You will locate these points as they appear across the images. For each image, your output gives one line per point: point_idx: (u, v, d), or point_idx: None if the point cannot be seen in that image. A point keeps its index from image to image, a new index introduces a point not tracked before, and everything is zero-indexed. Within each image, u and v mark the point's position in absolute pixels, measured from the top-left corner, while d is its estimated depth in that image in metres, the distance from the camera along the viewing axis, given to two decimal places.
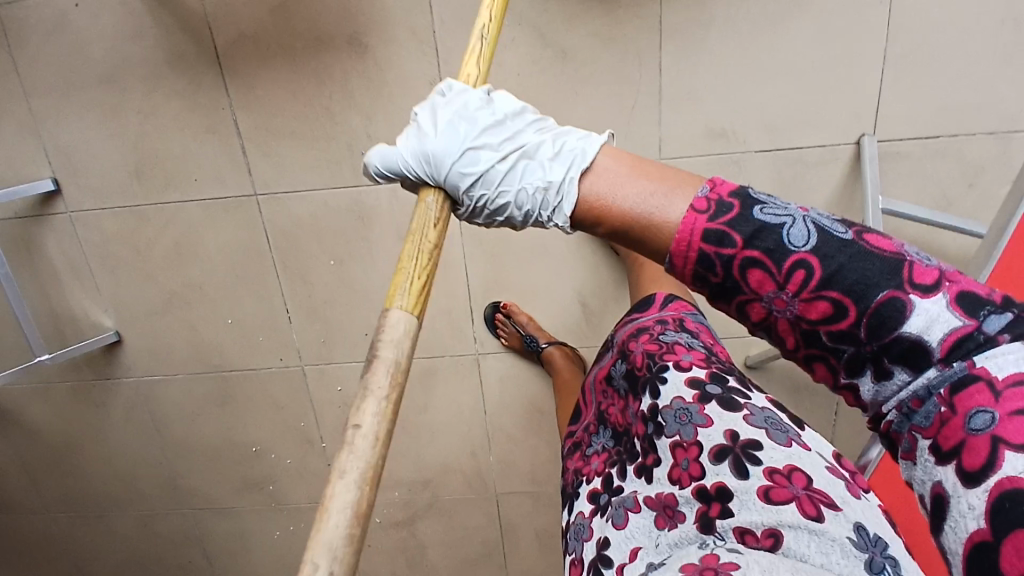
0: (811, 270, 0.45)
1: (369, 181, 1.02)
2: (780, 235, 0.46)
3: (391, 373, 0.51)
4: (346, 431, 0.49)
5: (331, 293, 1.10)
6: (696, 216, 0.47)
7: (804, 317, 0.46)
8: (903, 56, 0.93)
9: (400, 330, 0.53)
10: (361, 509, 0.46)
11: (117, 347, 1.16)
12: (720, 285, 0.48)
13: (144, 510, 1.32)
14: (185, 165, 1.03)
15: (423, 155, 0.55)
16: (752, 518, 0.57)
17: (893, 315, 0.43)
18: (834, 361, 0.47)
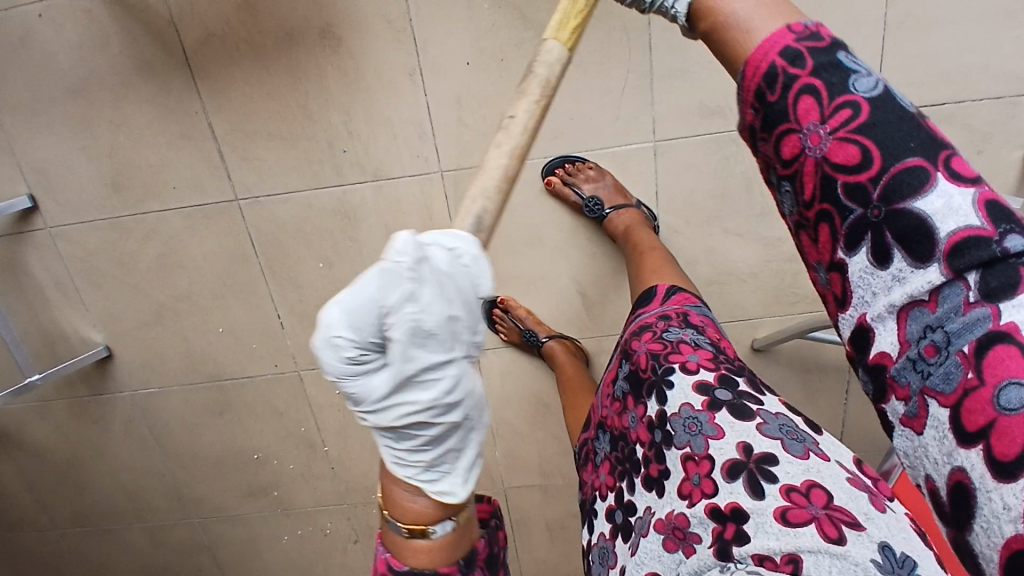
0: (859, 111, 0.41)
1: (353, 180, 0.99)
2: (849, 75, 0.42)
3: (544, 85, 0.54)
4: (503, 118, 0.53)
5: (322, 297, 1.08)
6: (785, 33, 0.43)
7: (828, 160, 0.42)
8: (906, 19, 0.88)
9: (554, 56, 0.54)
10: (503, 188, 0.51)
11: (110, 362, 1.14)
12: (771, 106, 0.44)
13: (152, 521, 1.31)
14: (162, 173, 0.99)
15: None
16: (769, 544, 0.53)
17: (912, 186, 0.39)
18: (839, 223, 0.43)
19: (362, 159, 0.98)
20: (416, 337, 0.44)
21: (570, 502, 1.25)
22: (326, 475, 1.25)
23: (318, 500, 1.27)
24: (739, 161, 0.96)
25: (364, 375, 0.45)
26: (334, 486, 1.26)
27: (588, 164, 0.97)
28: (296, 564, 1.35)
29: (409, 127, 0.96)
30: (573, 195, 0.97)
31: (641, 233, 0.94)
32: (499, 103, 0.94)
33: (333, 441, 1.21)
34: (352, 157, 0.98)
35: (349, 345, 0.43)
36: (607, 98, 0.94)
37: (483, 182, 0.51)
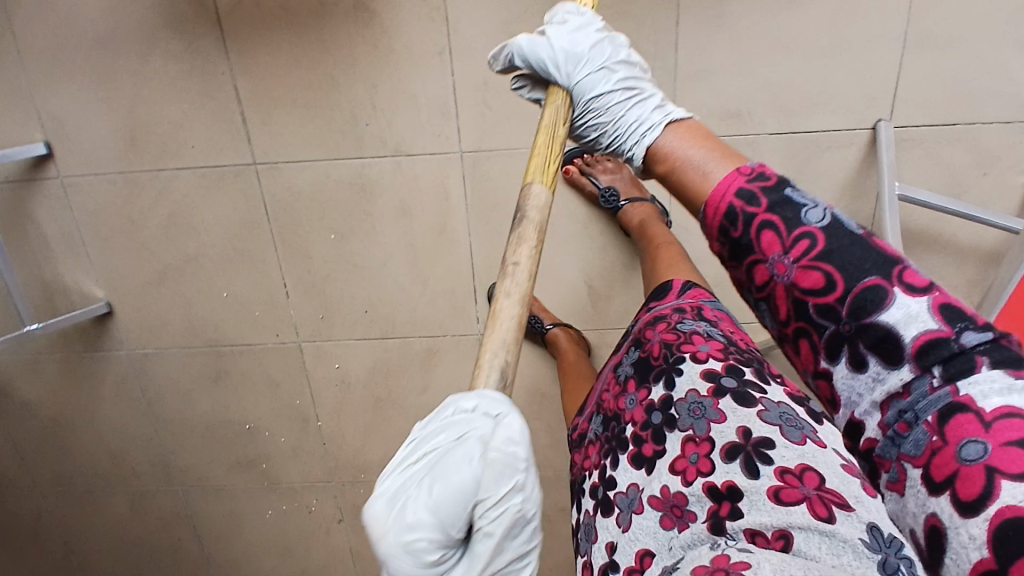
0: (815, 241, 0.50)
1: (372, 154, 1.00)
2: (800, 209, 0.52)
3: (536, 231, 0.61)
4: (506, 265, 0.59)
5: (330, 268, 1.08)
6: (737, 176, 0.55)
7: (797, 284, 0.51)
8: (925, 37, 0.90)
9: (541, 201, 0.64)
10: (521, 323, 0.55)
11: (109, 319, 1.13)
12: (738, 242, 0.55)
13: (134, 488, 1.29)
14: (181, 131, 0.99)
15: (568, 55, 0.66)
16: (762, 520, 0.53)
17: (874, 300, 0.47)
18: (817, 335, 0.51)
19: (383, 134, 0.98)
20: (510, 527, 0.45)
21: (558, 496, 1.25)
22: (316, 451, 1.24)
23: (305, 477, 1.27)
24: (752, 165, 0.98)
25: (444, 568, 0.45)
26: (323, 463, 1.25)
27: (606, 157, 1.01)
28: (276, 542, 1.34)
29: (433, 105, 0.97)
30: (589, 184, 1.02)
31: (655, 227, 0.96)
32: None
33: (327, 416, 1.20)
34: (373, 131, 0.98)
35: (430, 550, 0.43)
36: None
37: (499, 334, 0.54)
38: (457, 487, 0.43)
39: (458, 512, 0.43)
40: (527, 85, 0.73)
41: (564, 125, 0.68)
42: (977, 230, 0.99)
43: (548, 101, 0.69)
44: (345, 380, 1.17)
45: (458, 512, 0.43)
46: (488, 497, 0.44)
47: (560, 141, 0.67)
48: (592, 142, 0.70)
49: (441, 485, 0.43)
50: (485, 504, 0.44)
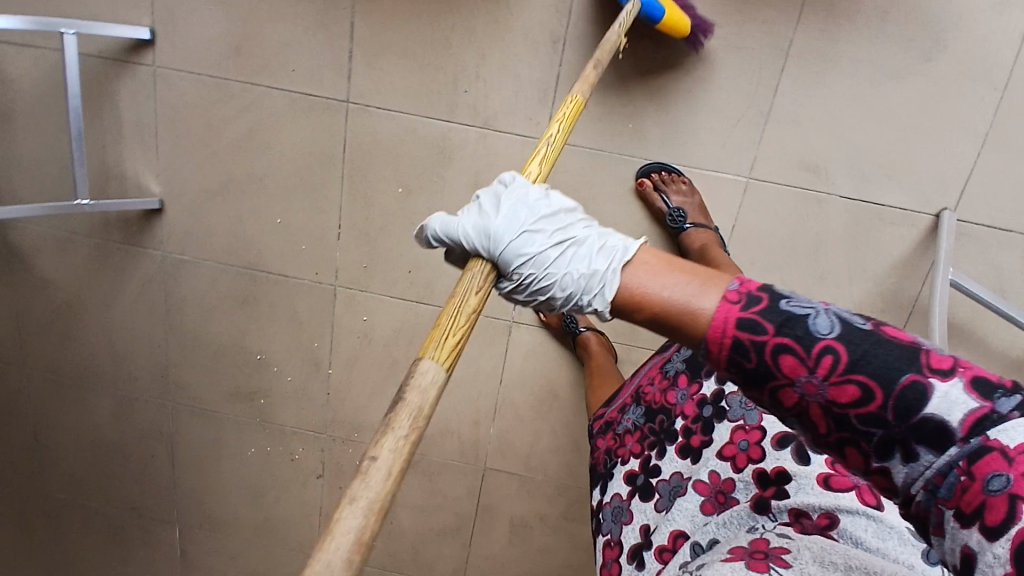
0: (839, 355, 0.40)
1: (462, 120, 1.02)
2: (807, 322, 0.41)
3: (414, 418, 0.47)
4: (361, 462, 0.44)
5: (388, 221, 1.09)
6: (732, 304, 0.43)
7: (835, 403, 0.40)
8: (1005, 142, 0.95)
9: (428, 379, 0.50)
10: (363, 538, 0.41)
11: (156, 217, 1.13)
12: (751, 372, 0.43)
13: (124, 393, 1.27)
14: (286, 52, 1.01)
15: (484, 230, 0.54)
16: (809, 501, 0.60)
17: (914, 398, 0.38)
18: (864, 447, 0.40)
19: (478, 104, 1.01)
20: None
21: (542, 501, 1.26)
22: (318, 399, 1.23)
23: (298, 423, 1.25)
24: (816, 222, 1.02)
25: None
26: (321, 413, 1.24)
27: (682, 178, 1.01)
28: (249, 483, 1.31)
29: (533, 89, 1.00)
30: (660, 201, 1.01)
31: (717, 253, 0.97)
32: (624, 96, 0.99)
33: (340, 367, 1.20)
34: (470, 99, 1.01)
35: None
36: (721, 124, 0.99)
37: (329, 553, 0.40)
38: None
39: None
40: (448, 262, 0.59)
41: (482, 298, 0.54)
42: (1009, 336, 1.03)
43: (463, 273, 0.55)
44: (368, 335, 1.17)
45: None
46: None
47: (470, 312, 0.54)
48: (543, 304, 0.55)
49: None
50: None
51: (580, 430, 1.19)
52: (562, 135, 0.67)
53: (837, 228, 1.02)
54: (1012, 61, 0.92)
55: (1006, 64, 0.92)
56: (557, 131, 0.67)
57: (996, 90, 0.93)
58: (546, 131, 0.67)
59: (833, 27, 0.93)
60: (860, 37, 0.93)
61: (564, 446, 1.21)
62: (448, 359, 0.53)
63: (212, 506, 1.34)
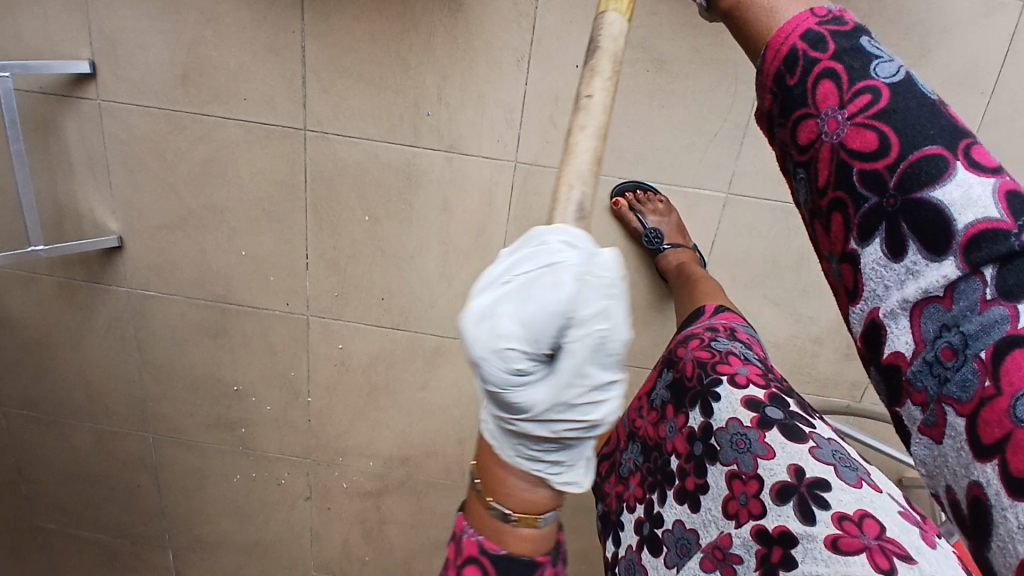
0: (878, 97, 0.38)
1: (427, 145, 0.97)
2: (872, 59, 0.39)
3: (613, 61, 0.49)
4: (578, 100, 0.48)
5: (356, 249, 1.05)
6: (809, 17, 0.41)
7: (845, 146, 0.39)
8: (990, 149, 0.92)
9: (615, 29, 0.50)
10: (598, 156, 0.46)
11: (117, 253, 1.08)
12: (788, 91, 0.42)
13: (103, 426, 1.25)
14: (236, 81, 0.96)
15: None
16: (817, 569, 0.53)
17: (931, 173, 0.36)
18: (853, 213, 0.40)
19: (442, 127, 0.96)
20: (597, 359, 0.39)
21: None
22: (299, 426, 1.21)
23: (282, 449, 1.24)
24: (800, 236, 0.98)
25: (526, 388, 0.39)
26: (304, 438, 1.22)
27: (659, 196, 0.97)
28: (237, 507, 1.31)
29: (500, 109, 0.95)
30: (636, 222, 0.98)
31: (696, 270, 0.95)
32: None
33: (319, 394, 1.17)
34: (433, 122, 0.96)
35: (519, 357, 0.38)
36: (698, 139, 0.94)
37: (575, 165, 0.46)
38: (546, 313, 0.37)
39: (545, 334, 0.37)
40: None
41: None
42: None
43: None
44: (346, 362, 1.14)
45: (552, 332, 0.37)
46: (578, 316, 0.37)
47: None
48: None
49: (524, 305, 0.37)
50: (574, 324, 0.37)
51: None
52: None
53: None
54: (999, 64, 0.88)
55: (994, 67, 0.88)
56: None
57: (982, 95, 0.90)
58: None
59: None
60: None
61: None
62: (628, 7, 0.52)
63: (201, 530, 1.34)
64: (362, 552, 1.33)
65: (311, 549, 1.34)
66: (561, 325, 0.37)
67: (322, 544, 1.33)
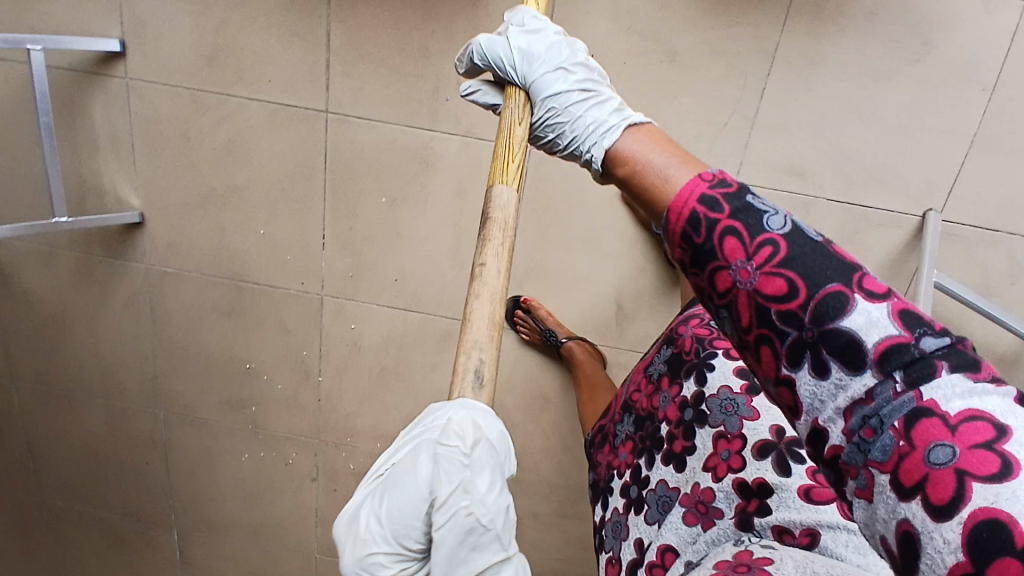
0: (779, 248, 0.40)
1: (444, 129, 1.00)
2: (762, 216, 0.42)
3: (504, 230, 0.60)
4: (473, 267, 0.58)
5: (372, 230, 1.08)
6: (698, 181, 0.44)
7: (760, 293, 0.40)
8: (988, 144, 0.96)
9: (504, 199, 0.62)
10: (495, 320, 0.55)
11: (138, 230, 1.11)
12: (698, 249, 0.43)
13: (115, 403, 1.27)
14: (261, 63, 0.99)
15: (524, 53, 0.63)
16: (790, 516, 0.63)
17: (837, 308, 0.38)
18: (779, 345, 0.40)
19: (459, 113, 0.99)
20: (466, 534, 0.49)
21: (537, 502, 1.25)
22: (309, 406, 1.23)
23: (291, 428, 1.26)
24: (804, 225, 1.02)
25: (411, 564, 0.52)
26: (313, 419, 1.24)
27: None
28: (245, 487, 1.32)
29: None
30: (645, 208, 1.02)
31: None
32: None
33: (329, 374, 1.19)
34: (452, 107, 0.99)
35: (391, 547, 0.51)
36: (707, 130, 0.97)
37: (474, 334, 0.54)
38: (410, 501, 0.50)
39: (413, 519, 0.50)
40: (480, 88, 0.68)
41: (519, 125, 0.63)
42: (995, 333, 1.03)
43: (505, 104, 0.64)
44: (357, 343, 1.16)
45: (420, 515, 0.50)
46: (438, 499, 0.49)
47: (519, 144, 0.63)
48: (550, 146, 0.63)
49: (392, 498, 0.50)
50: (438, 506, 0.49)
51: (572, 430, 1.19)
52: None
53: (825, 230, 1.02)
54: (1000, 61, 0.92)
55: (994, 66, 0.93)
56: None
57: (982, 92, 0.94)
58: None
59: (819, 29, 0.93)
60: (847, 39, 0.93)
61: (557, 447, 1.20)
62: (516, 178, 0.64)
63: (207, 510, 1.35)
64: None
65: (316, 532, 1.35)
66: (426, 509, 0.50)
67: (327, 527, 1.34)
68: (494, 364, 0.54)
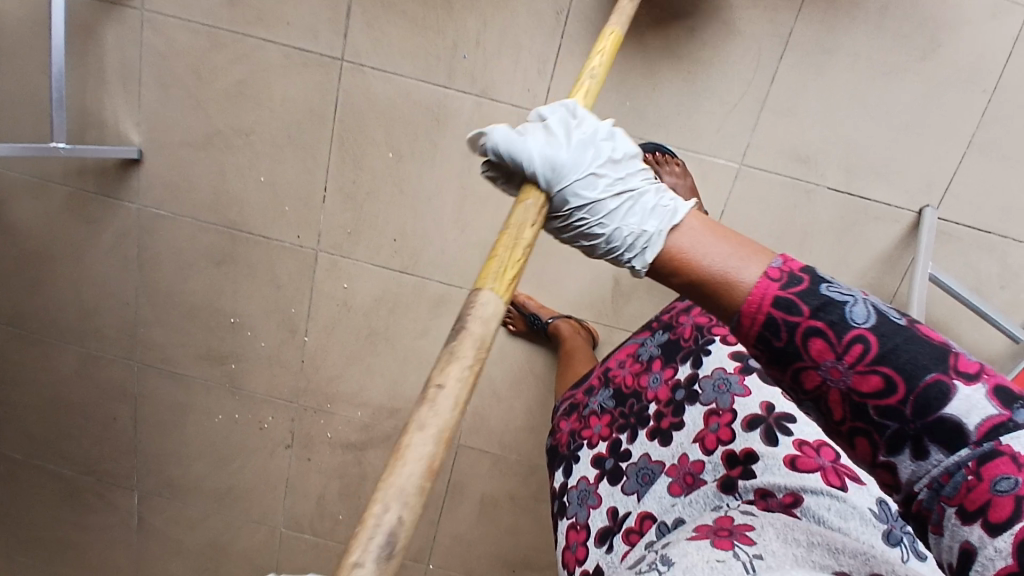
0: (870, 346, 0.40)
1: (459, 88, 1.01)
2: (844, 309, 0.41)
3: (476, 349, 0.48)
4: (427, 388, 0.46)
5: (377, 185, 1.07)
6: (769, 283, 0.43)
7: (856, 390, 0.40)
8: (985, 146, 0.99)
9: (488, 310, 0.50)
10: (432, 467, 0.43)
11: (135, 167, 1.09)
12: (778, 351, 0.43)
13: (87, 350, 1.22)
14: (283, 4, 1.00)
15: (549, 159, 0.53)
16: (774, 481, 0.59)
17: (934, 397, 0.38)
18: (877, 437, 0.40)
19: (476, 72, 1.00)
20: None
21: (517, 484, 1.22)
22: (291, 367, 1.19)
23: (270, 390, 1.21)
24: (804, 212, 1.03)
25: None
26: (295, 380, 1.20)
27: (676, 160, 0.98)
28: (215, 449, 1.27)
29: (534, 59, 1.00)
30: None
31: None
32: (622, 73, 0.99)
33: (316, 334, 1.16)
34: (469, 65, 1.00)
35: None
36: (718, 108, 1.00)
37: (400, 476, 0.42)
38: None
39: None
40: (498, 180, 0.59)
41: (532, 230, 0.53)
42: (983, 334, 1.05)
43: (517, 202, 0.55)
44: (349, 303, 1.13)
45: None
46: None
47: (525, 247, 0.53)
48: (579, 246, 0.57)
49: None
50: None
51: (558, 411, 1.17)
52: (604, 67, 0.70)
53: (825, 220, 1.03)
54: (1002, 65, 0.96)
55: (995, 69, 0.96)
56: (599, 63, 0.69)
57: (983, 95, 0.97)
58: (588, 64, 0.69)
59: (831, 19, 0.96)
60: (857, 31, 0.96)
61: (541, 428, 1.18)
62: (508, 287, 0.52)
63: (174, 471, 1.30)
64: (336, 510, 1.28)
65: (284, 504, 1.29)
66: None
67: (296, 499, 1.29)
68: (413, 524, 0.41)
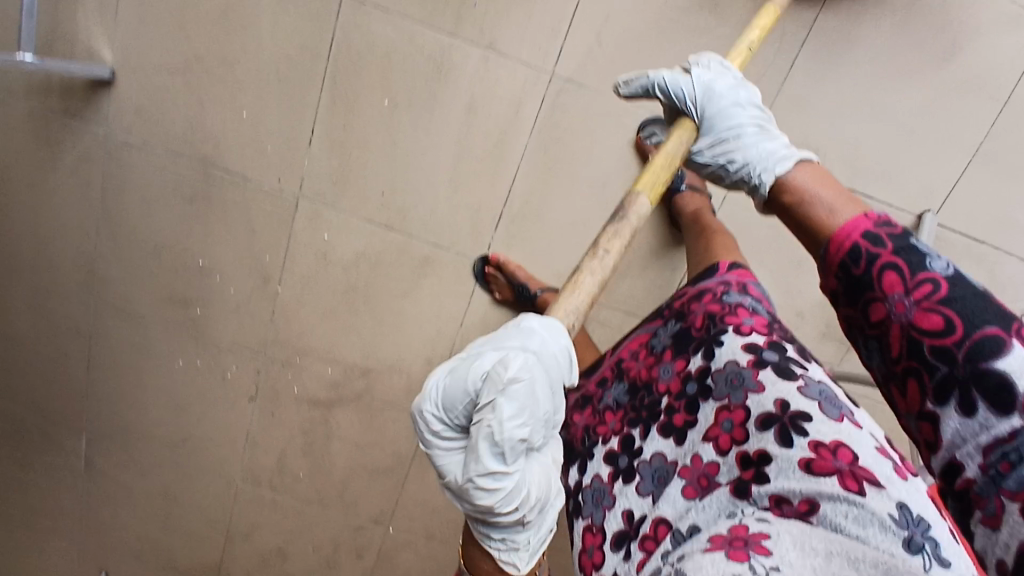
0: (938, 287, 0.45)
1: (465, 38, 0.96)
2: (925, 257, 0.47)
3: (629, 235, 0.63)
4: (597, 248, 0.62)
5: (368, 133, 1.01)
6: (863, 220, 0.51)
7: (916, 325, 0.46)
8: (991, 155, 0.98)
9: (641, 210, 0.64)
10: (591, 297, 0.60)
11: (105, 88, 1.01)
12: (857, 278, 0.50)
13: (41, 282, 1.14)
14: None
15: (705, 87, 0.68)
16: (789, 486, 0.55)
17: (990, 349, 0.42)
18: (927, 379, 0.45)
19: (484, 23, 0.95)
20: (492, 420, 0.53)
21: None
22: (260, 318, 1.13)
23: (236, 339, 1.15)
24: None
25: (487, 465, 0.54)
26: (263, 332, 1.14)
27: None
28: (173, 396, 1.21)
29: (547, 17, 0.95)
30: None
31: (709, 218, 0.97)
32: (637, 42, 0.96)
33: (290, 285, 1.10)
34: (478, 15, 0.95)
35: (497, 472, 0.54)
36: None
37: (571, 300, 0.59)
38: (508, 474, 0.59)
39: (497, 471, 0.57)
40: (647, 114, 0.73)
41: (679, 155, 0.68)
42: None
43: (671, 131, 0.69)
44: (328, 255, 1.08)
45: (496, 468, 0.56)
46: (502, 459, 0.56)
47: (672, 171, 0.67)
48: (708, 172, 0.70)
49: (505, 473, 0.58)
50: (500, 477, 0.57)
51: None
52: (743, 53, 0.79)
53: None
54: (1018, 75, 0.95)
55: (1010, 78, 0.95)
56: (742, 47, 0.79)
57: (995, 103, 0.96)
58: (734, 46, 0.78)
59: (856, 7, 0.93)
60: (881, 22, 0.93)
61: None
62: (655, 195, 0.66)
63: (128, 416, 1.24)
64: (298, 466, 1.24)
65: (243, 457, 1.25)
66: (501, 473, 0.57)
67: (256, 453, 1.24)
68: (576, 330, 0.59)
